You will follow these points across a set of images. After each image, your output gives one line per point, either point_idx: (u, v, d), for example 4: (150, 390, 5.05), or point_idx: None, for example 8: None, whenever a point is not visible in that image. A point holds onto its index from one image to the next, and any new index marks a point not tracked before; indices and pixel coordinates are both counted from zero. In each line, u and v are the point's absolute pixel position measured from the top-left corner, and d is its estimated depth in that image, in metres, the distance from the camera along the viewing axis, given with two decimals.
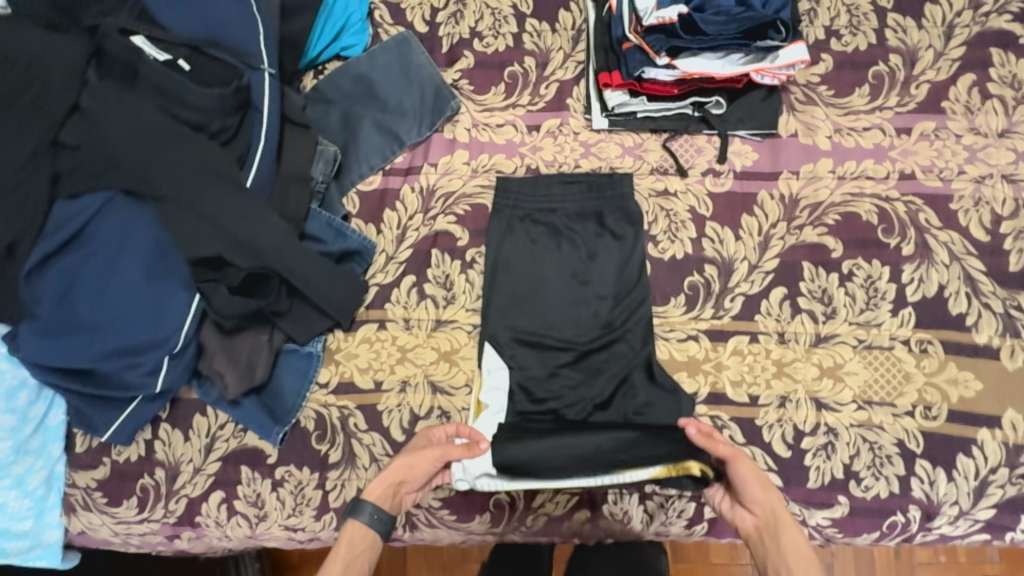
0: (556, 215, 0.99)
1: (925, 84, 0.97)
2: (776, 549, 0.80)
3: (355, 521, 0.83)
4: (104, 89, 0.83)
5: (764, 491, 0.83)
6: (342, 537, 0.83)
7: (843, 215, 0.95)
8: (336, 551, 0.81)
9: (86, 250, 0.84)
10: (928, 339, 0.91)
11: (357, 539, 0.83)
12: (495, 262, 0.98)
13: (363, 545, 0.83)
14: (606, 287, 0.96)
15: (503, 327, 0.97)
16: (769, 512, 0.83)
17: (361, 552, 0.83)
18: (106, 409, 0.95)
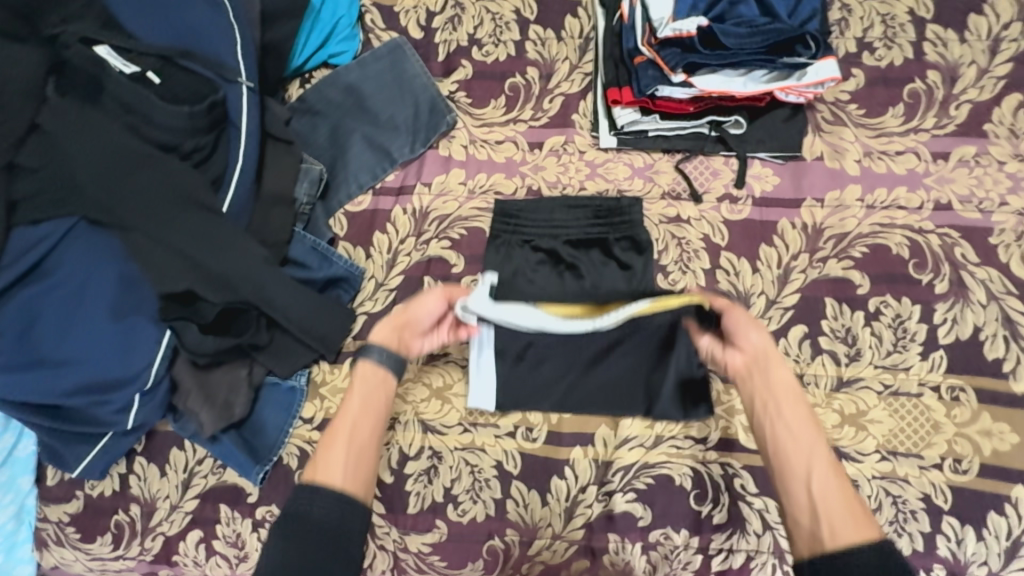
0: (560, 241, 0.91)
1: (965, 105, 0.89)
2: (765, 382, 0.79)
3: (360, 363, 0.82)
4: (65, 106, 0.76)
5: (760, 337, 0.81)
6: (350, 380, 0.82)
7: (871, 248, 0.88)
8: (348, 394, 0.81)
9: (46, 282, 0.78)
10: (960, 386, 0.84)
11: (366, 378, 0.81)
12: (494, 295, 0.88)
13: (377, 384, 0.82)
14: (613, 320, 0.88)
15: (501, 358, 0.91)
16: (761, 351, 0.80)
17: (373, 388, 0.81)
18: (78, 443, 0.90)
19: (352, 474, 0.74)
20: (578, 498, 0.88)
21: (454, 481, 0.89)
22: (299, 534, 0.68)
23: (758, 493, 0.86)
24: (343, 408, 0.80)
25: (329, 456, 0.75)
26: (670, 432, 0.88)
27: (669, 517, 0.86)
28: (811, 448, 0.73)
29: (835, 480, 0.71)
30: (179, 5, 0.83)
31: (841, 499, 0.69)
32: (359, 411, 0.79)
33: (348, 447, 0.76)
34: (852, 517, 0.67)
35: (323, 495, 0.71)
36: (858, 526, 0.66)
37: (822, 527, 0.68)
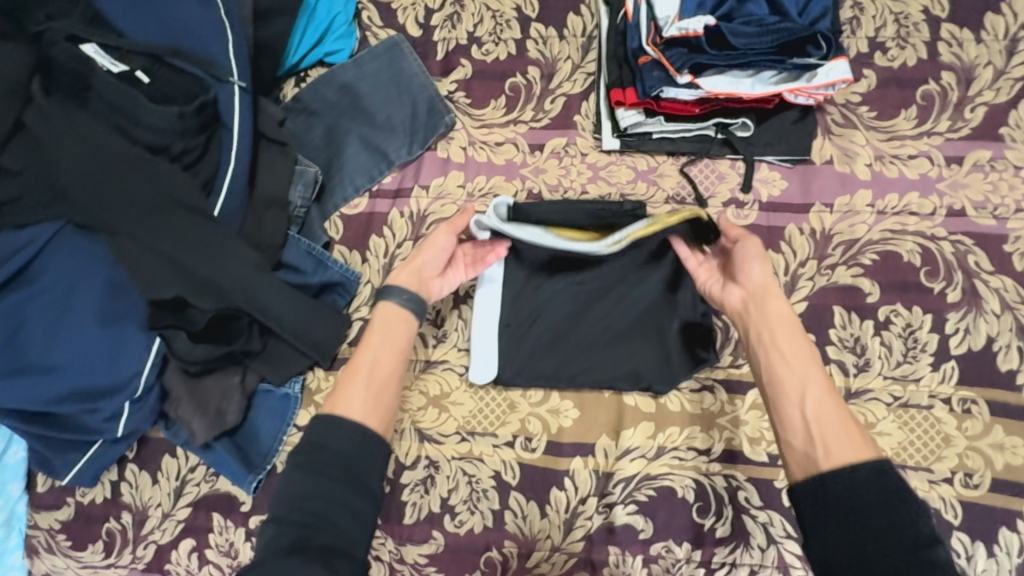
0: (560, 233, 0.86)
1: (981, 107, 0.86)
2: (760, 315, 0.76)
3: (381, 304, 0.83)
4: (50, 107, 0.74)
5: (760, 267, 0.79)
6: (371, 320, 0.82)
7: (881, 255, 0.85)
8: (368, 334, 0.81)
9: (32, 289, 0.76)
10: (972, 398, 0.82)
11: (387, 319, 0.82)
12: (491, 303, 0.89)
13: (398, 326, 0.82)
14: (614, 313, 0.88)
15: (503, 336, 0.89)
16: (759, 285, 0.78)
17: (393, 330, 0.81)
18: (67, 450, 0.88)
19: (371, 408, 0.73)
20: (578, 509, 0.86)
21: (451, 491, 0.88)
22: (319, 466, 0.67)
23: (762, 507, 0.84)
24: (364, 347, 0.80)
25: (349, 391, 0.75)
26: (673, 443, 0.86)
27: (670, 530, 0.84)
28: (811, 372, 0.71)
29: (833, 405, 0.69)
30: (169, 3, 0.80)
31: (838, 424, 0.67)
32: (380, 349, 0.79)
33: (368, 383, 0.76)
34: (849, 439, 0.65)
35: (341, 426, 0.70)
36: (855, 447, 0.64)
37: (819, 449, 0.66)
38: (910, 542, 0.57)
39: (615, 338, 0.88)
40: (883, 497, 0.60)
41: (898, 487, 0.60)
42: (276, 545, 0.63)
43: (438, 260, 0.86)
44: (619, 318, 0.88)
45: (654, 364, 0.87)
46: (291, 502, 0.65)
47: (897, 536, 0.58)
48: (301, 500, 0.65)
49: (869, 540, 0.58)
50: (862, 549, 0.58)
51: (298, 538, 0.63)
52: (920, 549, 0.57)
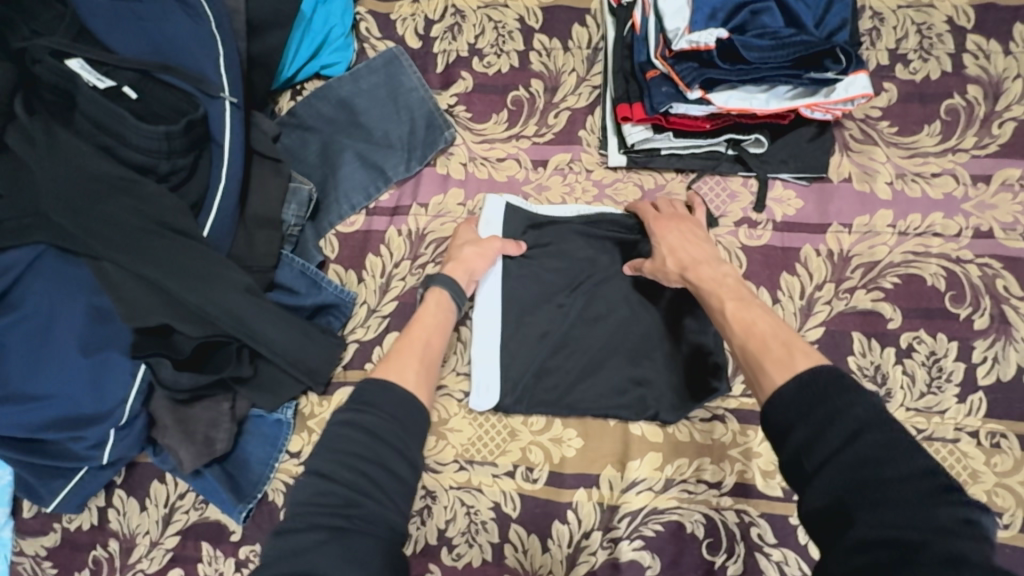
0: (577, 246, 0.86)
1: (1009, 123, 0.82)
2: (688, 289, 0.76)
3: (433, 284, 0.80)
4: (33, 126, 0.72)
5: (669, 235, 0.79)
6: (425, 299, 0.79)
7: (903, 278, 0.81)
8: (422, 311, 0.78)
9: (14, 315, 0.74)
10: (1002, 432, 0.77)
11: (439, 303, 0.79)
12: (490, 331, 0.85)
13: (448, 313, 0.79)
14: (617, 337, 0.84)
15: (510, 356, 0.85)
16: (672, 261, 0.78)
17: (444, 313, 0.79)
18: (52, 477, 0.85)
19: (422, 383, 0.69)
20: (581, 544, 0.81)
21: (449, 522, 0.84)
22: (369, 426, 0.62)
23: (777, 544, 0.79)
24: (417, 324, 0.77)
25: (402, 360, 0.71)
26: (682, 475, 0.81)
27: (679, 568, 0.80)
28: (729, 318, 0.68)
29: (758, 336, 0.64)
30: (158, 17, 0.77)
31: (766, 353, 0.62)
32: (432, 329, 0.76)
33: (420, 357, 0.72)
34: (774, 361, 0.60)
35: (392, 391, 0.65)
36: (778, 366, 0.60)
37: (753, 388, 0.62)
38: (838, 443, 0.51)
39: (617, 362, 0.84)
40: (806, 403, 0.55)
41: (815, 385, 0.55)
42: (317, 504, 0.58)
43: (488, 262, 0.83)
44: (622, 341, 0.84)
45: (664, 391, 0.83)
46: (341, 459, 0.60)
47: (825, 437, 0.52)
48: (351, 456, 0.60)
49: (803, 453, 0.53)
50: (800, 465, 0.53)
51: (345, 501, 0.57)
52: (851, 449, 0.50)
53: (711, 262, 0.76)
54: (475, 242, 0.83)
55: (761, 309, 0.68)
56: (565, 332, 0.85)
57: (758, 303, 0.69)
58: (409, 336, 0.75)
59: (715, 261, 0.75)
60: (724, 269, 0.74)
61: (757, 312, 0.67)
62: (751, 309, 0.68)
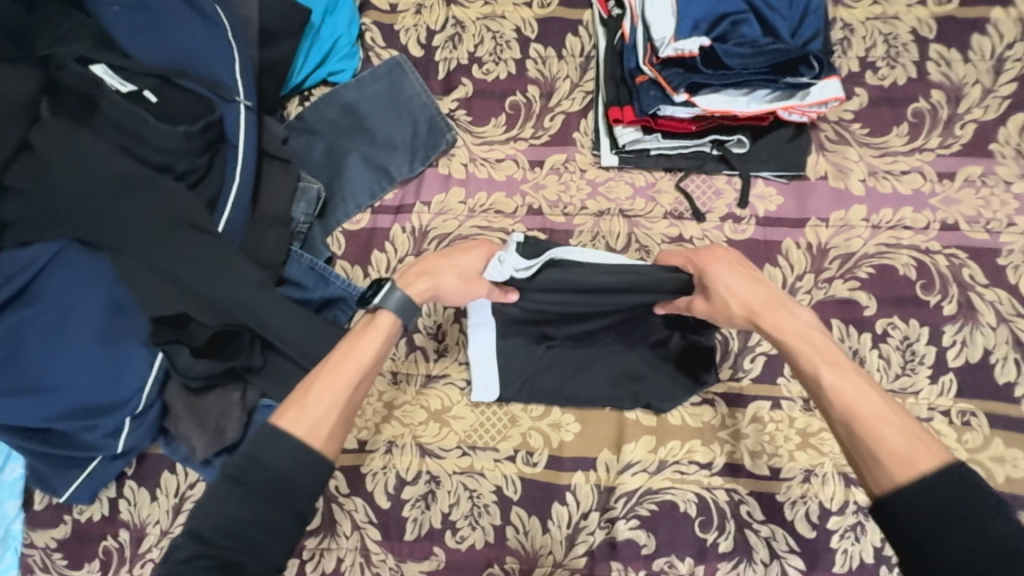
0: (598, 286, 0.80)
1: (971, 124, 0.88)
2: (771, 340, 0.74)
3: (382, 310, 0.75)
4: (56, 127, 0.75)
5: (722, 269, 0.77)
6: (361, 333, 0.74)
7: (877, 268, 0.86)
8: (357, 346, 0.73)
9: (33, 308, 0.76)
10: (971, 411, 0.82)
11: (383, 332, 0.74)
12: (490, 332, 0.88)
13: (387, 346, 0.75)
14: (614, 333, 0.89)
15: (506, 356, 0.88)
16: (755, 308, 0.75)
17: (382, 346, 0.74)
18: (65, 468, 0.87)
19: (334, 438, 0.67)
20: (580, 524, 0.85)
21: (452, 506, 0.87)
22: (259, 490, 0.62)
23: (765, 521, 0.83)
24: (347, 359, 0.72)
25: (314, 408, 0.68)
26: (674, 457, 0.86)
27: (673, 546, 0.84)
28: (826, 383, 0.67)
29: (867, 412, 0.64)
30: (176, 26, 0.82)
31: (882, 441, 0.61)
32: (361, 366, 0.72)
33: (341, 404, 0.69)
34: (894, 454, 0.60)
35: (287, 447, 0.64)
36: (899, 461, 0.60)
37: (862, 467, 0.63)
38: (984, 561, 0.53)
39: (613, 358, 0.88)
40: (943, 514, 0.56)
41: (952, 492, 0.56)
42: (193, 563, 0.59)
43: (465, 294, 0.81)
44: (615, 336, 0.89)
45: (655, 381, 0.87)
46: (218, 522, 0.61)
47: (967, 551, 0.54)
48: (225, 521, 0.60)
49: (938, 561, 0.55)
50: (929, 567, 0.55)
51: (220, 564, 0.59)
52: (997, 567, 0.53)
53: (786, 308, 0.75)
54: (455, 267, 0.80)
55: (863, 381, 0.67)
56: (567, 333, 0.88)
57: (856, 371, 0.68)
58: (334, 372, 0.71)
59: (795, 310, 0.74)
60: (804, 318, 0.73)
61: (855, 379, 0.67)
62: (851, 377, 0.67)
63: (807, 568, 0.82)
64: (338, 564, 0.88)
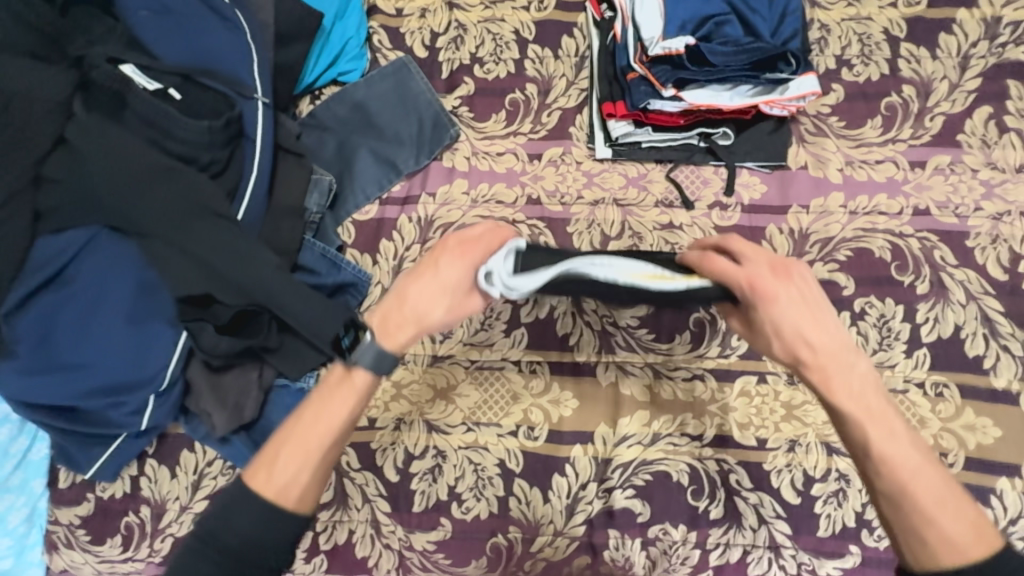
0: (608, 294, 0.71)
1: (939, 117, 0.95)
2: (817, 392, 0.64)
3: (357, 367, 0.66)
4: (89, 122, 0.81)
5: (782, 302, 0.62)
6: (334, 386, 0.67)
7: (854, 251, 0.92)
8: (328, 400, 0.66)
9: (67, 290, 0.82)
10: (944, 382, 0.88)
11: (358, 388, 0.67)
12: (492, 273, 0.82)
13: (362, 400, 0.67)
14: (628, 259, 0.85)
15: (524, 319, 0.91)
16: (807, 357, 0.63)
17: (358, 406, 0.67)
18: (90, 446, 0.92)
19: (303, 497, 0.63)
20: (579, 495, 0.90)
21: (458, 479, 0.92)
22: (224, 550, 0.60)
23: (753, 489, 0.89)
24: (319, 413, 0.66)
25: (283, 470, 0.63)
26: (667, 430, 0.91)
27: (668, 513, 0.89)
28: (877, 453, 0.60)
29: (919, 490, 0.59)
30: (199, 29, 0.88)
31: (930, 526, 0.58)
32: (336, 428, 0.66)
33: (310, 465, 0.64)
34: (944, 539, 0.57)
35: (255, 514, 0.62)
36: (948, 548, 0.57)
37: (900, 540, 0.60)
38: None
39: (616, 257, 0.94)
40: None
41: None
42: None
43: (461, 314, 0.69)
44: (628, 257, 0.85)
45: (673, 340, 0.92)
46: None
47: None
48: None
49: None
50: None
51: None
52: None
53: (848, 359, 0.62)
54: (441, 292, 0.66)
55: (917, 452, 0.60)
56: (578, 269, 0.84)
57: (910, 437, 0.61)
58: (305, 430, 0.66)
59: (853, 359, 0.62)
60: (862, 369, 0.62)
61: (911, 452, 0.60)
62: (906, 445, 0.61)
63: (793, 532, 0.87)
64: (349, 535, 0.92)
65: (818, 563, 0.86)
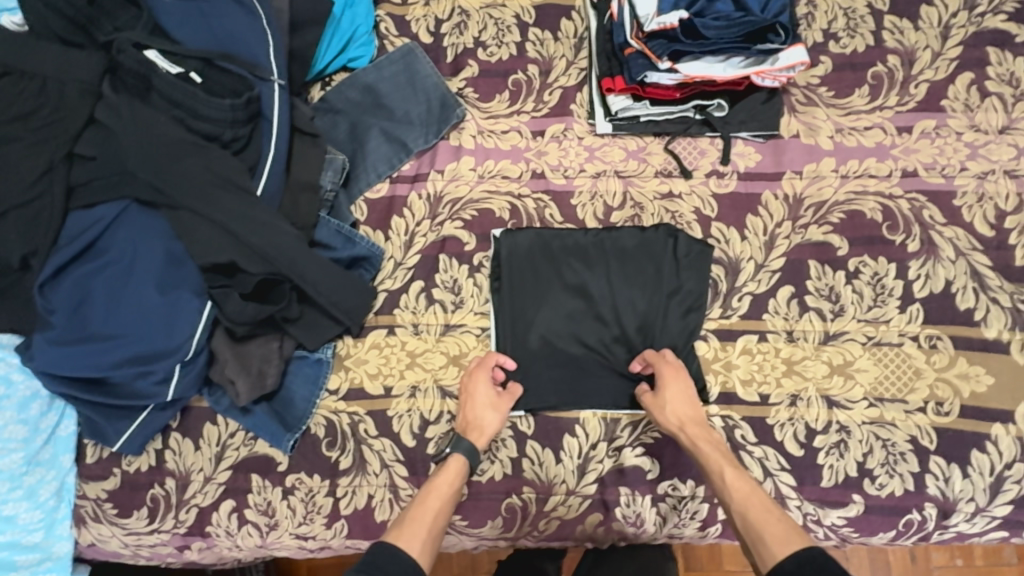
0: (568, 360, 0.95)
1: (924, 84, 0.99)
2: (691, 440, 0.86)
3: (453, 454, 0.89)
4: (118, 103, 0.86)
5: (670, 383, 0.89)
6: (446, 466, 0.88)
7: (847, 213, 0.96)
8: (440, 477, 0.87)
9: (99, 262, 0.87)
10: (938, 335, 0.92)
11: (458, 472, 0.88)
12: (506, 314, 0.97)
13: (464, 479, 0.89)
14: (622, 278, 0.96)
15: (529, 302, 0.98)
16: (680, 419, 0.87)
17: (457, 484, 0.88)
18: (118, 418, 0.93)
19: (426, 549, 0.80)
20: (590, 454, 0.94)
21: None
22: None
23: (757, 443, 0.91)
24: (434, 490, 0.86)
25: (413, 528, 0.81)
26: None
27: (676, 469, 0.93)
28: (726, 478, 0.81)
29: (753, 515, 0.78)
30: (216, 15, 0.92)
31: (772, 522, 0.76)
32: (443, 498, 0.85)
33: (430, 525, 0.82)
34: (777, 537, 0.74)
35: (400, 562, 0.75)
36: (779, 544, 0.73)
37: (756, 560, 0.75)
38: None
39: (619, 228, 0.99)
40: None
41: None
42: None
43: (496, 413, 0.91)
44: (622, 269, 0.96)
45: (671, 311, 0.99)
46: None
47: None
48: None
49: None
50: None
51: None
52: None
53: (705, 424, 0.88)
54: (494, 405, 0.91)
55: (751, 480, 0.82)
56: (577, 293, 0.96)
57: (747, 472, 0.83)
58: (424, 501, 0.85)
59: (705, 425, 0.88)
60: (714, 433, 0.87)
61: (748, 482, 0.81)
62: (744, 481, 0.81)
63: (797, 484, 0.89)
64: (368, 500, 0.94)
65: (822, 512, 0.89)
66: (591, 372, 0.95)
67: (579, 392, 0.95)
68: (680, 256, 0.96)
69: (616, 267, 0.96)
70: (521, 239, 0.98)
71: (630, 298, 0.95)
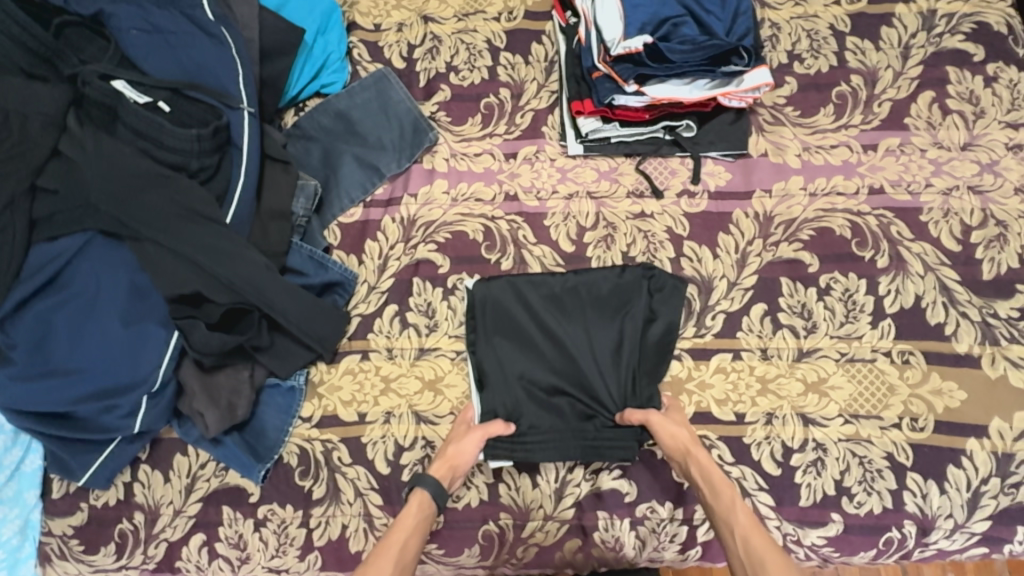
0: (550, 410, 0.93)
1: (887, 102, 1.01)
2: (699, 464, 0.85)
3: (416, 488, 0.87)
4: (83, 135, 0.87)
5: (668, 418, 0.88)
6: (409, 500, 0.87)
7: (817, 230, 0.97)
8: (403, 513, 0.86)
9: (63, 295, 0.86)
10: (910, 350, 0.92)
11: (421, 506, 0.86)
12: (483, 365, 0.94)
13: (431, 510, 0.87)
14: (598, 323, 0.95)
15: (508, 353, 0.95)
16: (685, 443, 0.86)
17: (423, 516, 0.86)
18: (83, 451, 0.91)
19: None
20: (567, 478, 0.93)
21: None
22: None
23: (734, 463, 0.90)
24: (398, 526, 0.85)
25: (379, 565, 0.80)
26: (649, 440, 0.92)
27: (654, 492, 0.92)
28: (730, 505, 0.82)
29: (756, 540, 0.80)
30: (184, 45, 0.93)
31: (771, 551, 0.79)
32: (408, 531, 0.84)
33: (395, 561, 0.81)
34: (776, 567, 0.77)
35: None
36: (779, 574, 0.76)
37: None
38: None
39: (592, 249, 1.00)
40: None
41: None
42: None
43: (470, 459, 0.89)
44: (599, 314, 0.95)
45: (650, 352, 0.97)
46: None
47: None
48: None
49: None
50: None
51: None
52: None
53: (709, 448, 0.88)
54: (457, 436, 0.90)
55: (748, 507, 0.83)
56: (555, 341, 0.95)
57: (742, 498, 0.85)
58: (388, 537, 0.84)
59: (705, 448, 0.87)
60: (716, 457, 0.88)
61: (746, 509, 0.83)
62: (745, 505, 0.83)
63: (776, 504, 0.89)
64: (342, 530, 0.92)
65: (802, 532, 0.88)
66: (575, 424, 0.93)
67: (565, 445, 0.92)
68: (654, 293, 0.95)
69: (592, 313, 0.95)
70: (495, 287, 0.97)
71: (608, 344, 0.94)
